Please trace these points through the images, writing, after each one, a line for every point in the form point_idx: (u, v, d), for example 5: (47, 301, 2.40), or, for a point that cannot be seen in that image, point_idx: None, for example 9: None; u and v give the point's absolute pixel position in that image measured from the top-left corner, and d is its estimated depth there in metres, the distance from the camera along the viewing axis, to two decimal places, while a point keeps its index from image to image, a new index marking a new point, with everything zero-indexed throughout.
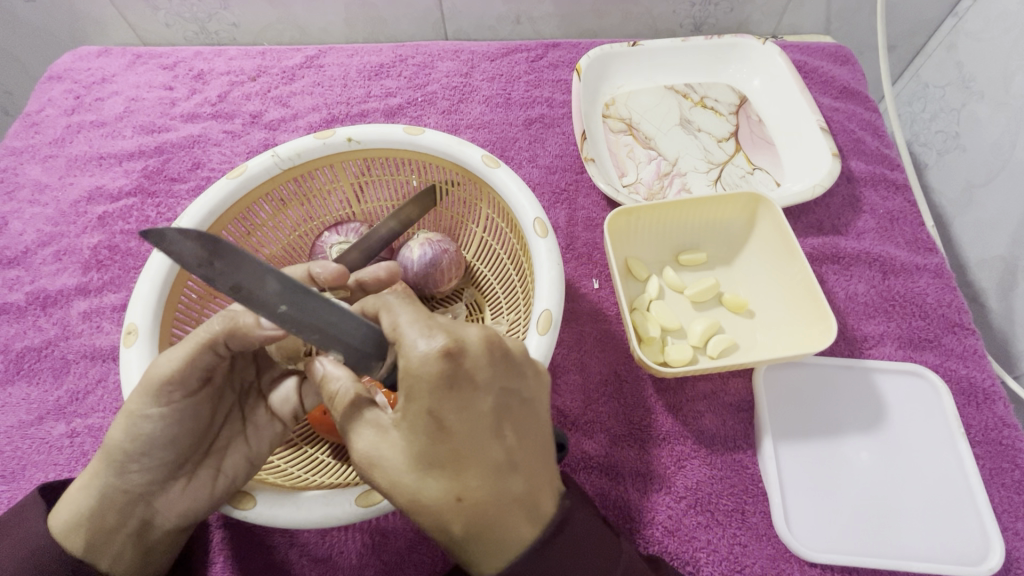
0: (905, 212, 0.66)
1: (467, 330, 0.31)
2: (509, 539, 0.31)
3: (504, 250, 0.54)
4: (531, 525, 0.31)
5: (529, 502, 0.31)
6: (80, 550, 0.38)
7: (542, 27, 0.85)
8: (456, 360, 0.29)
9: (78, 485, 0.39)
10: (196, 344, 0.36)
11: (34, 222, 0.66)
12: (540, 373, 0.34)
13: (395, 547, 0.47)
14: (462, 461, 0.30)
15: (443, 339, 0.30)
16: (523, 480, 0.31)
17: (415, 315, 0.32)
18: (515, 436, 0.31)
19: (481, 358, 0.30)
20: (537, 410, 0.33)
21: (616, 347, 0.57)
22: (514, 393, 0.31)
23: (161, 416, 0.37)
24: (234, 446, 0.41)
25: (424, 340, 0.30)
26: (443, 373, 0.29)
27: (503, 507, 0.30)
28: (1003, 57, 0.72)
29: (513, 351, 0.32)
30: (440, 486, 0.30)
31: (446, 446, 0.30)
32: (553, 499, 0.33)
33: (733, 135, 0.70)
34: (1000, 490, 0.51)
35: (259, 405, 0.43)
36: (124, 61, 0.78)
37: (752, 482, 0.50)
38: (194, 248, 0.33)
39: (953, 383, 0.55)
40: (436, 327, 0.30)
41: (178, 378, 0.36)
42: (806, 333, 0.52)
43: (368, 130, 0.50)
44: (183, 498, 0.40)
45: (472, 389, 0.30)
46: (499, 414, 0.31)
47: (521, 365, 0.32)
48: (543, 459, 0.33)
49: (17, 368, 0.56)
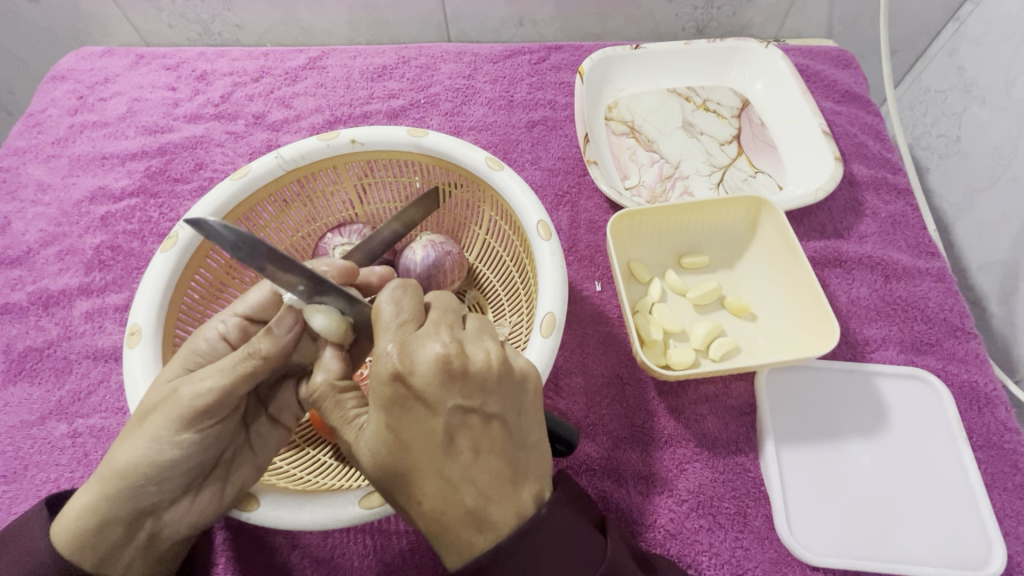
0: (907, 216, 0.66)
1: (425, 348, 0.31)
2: (461, 547, 0.31)
3: (506, 252, 0.54)
4: (483, 537, 0.30)
5: (481, 517, 0.30)
6: (91, 564, 0.38)
7: (544, 30, 0.85)
8: (405, 380, 0.31)
9: (81, 498, 0.38)
10: (237, 375, 0.36)
11: (36, 222, 0.66)
12: (516, 385, 0.32)
13: (396, 549, 0.47)
14: (416, 471, 0.31)
15: (396, 358, 0.31)
16: (475, 494, 0.30)
17: (392, 317, 0.33)
18: (473, 451, 0.31)
19: (431, 382, 0.30)
20: (506, 424, 0.31)
21: (618, 349, 0.57)
22: (472, 410, 0.31)
23: (185, 444, 0.37)
24: (240, 458, 0.40)
25: (386, 351, 0.31)
26: (395, 389, 0.31)
27: (452, 515, 0.30)
28: (1004, 62, 0.72)
29: (478, 372, 0.31)
30: (406, 492, 0.32)
31: (403, 457, 0.31)
32: (512, 509, 0.30)
33: (735, 138, 0.70)
34: (1001, 495, 0.51)
35: (261, 414, 0.42)
36: (127, 61, 0.78)
37: (754, 486, 0.50)
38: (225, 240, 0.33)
39: (954, 388, 0.56)
40: (397, 342, 0.32)
41: (209, 407, 0.36)
42: (808, 337, 0.52)
43: (372, 132, 0.50)
44: (190, 513, 0.40)
45: (423, 408, 0.31)
46: (454, 430, 0.31)
47: (483, 383, 0.31)
48: (507, 472, 0.31)
49: (18, 368, 0.56)
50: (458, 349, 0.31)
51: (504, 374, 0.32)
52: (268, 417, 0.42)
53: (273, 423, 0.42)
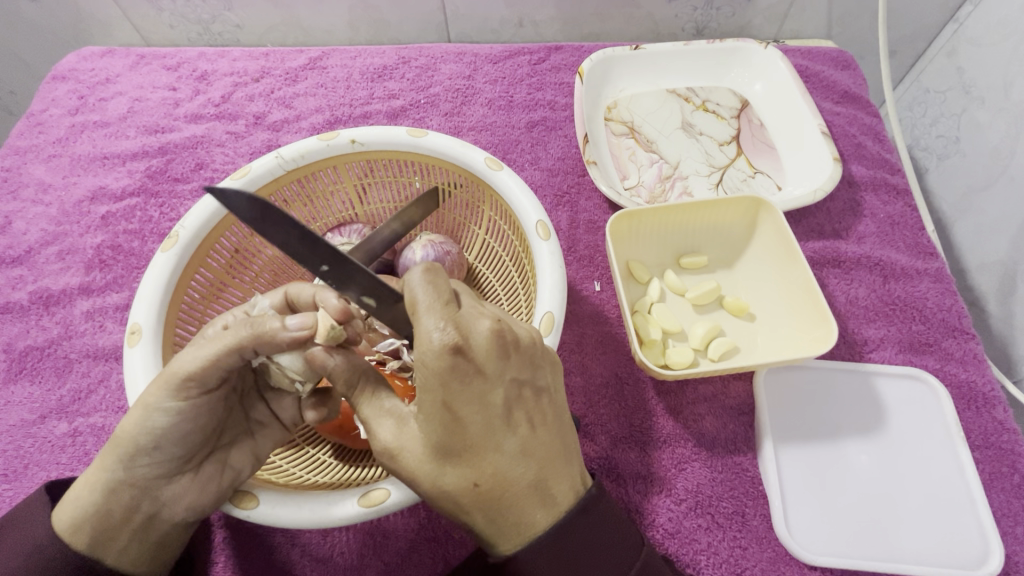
0: (905, 217, 0.66)
1: (477, 321, 0.30)
2: (523, 522, 0.33)
3: (505, 251, 0.55)
4: (544, 509, 0.33)
5: (543, 489, 0.33)
6: (84, 548, 0.38)
7: (543, 30, 0.85)
8: (465, 354, 0.29)
9: (81, 485, 0.39)
10: (224, 346, 0.35)
11: (37, 222, 0.66)
12: (551, 361, 0.34)
13: (395, 548, 0.47)
14: (475, 448, 0.31)
15: (453, 333, 0.29)
16: (536, 467, 0.32)
17: (432, 298, 0.30)
18: (529, 424, 0.32)
19: (492, 353, 0.30)
20: (550, 396, 0.34)
21: (616, 349, 0.57)
22: (526, 383, 0.32)
23: (177, 412, 0.36)
24: (238, 440, 0.41)
25: (438, 330, 0.29)
26: (455, 369, 0.29)
27: (517, 492, 0.32)
28: (1004, 63, 0.72)
29: (526, 343, 0.32)
30: (459, 474, 0.32)
31: (460, 435, 0.31)
32: (565, 484, 0.34)
33: (735, 139, 0.71)
34: (999, 494, 0.51)
35: (258, 403, 0.43)
36: (128, 62, 0.78)
37: (753, 485, 0.50)
38: (247, 209, 0.32)
39: (953, 388, 0.56)
40: (449, 317, 0.30)
41: (198, 377, 0.35)
42: (807, 338, 0.52)
43: (372, 132, 0.51)
44: (187, 491, 0.39)
45: (484, 382, 0.30)
46: (512, 402, 0.32)
47: (530, 355, 0.32)
48: (557, 445, 0.34)
49: (19, 367, 0.57)
50: (507, 324, 0.31)
51: (543, 348, 0.34)
52: (267, 410, 0.43)
53: (271, 414, 0.43)
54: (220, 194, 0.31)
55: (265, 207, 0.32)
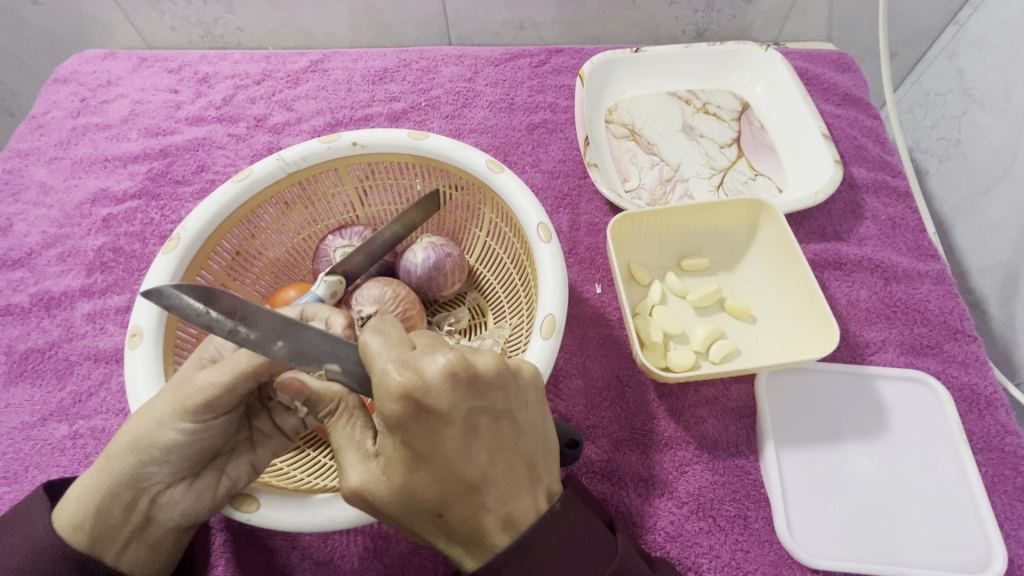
0: (906, 218, 0.66)
1: (430, 361, 0.29)
2: (486, 546, 0.32)
3: (506, 253, 0.55)
4: (505, 532, 0.32)
5: (507, 514, 0.32)
6: (83, 547, 0.38)
7: (544, 32, 0.85)
8: (416, 394, 0.29)
9: (83, 483, 0.39)
10: (239, 370, 0.36)
11: (39, 223, 0.66)
12: (519, 382, 0.32)
13: (395, 551, 0.47)
14: (435, 481, 0.31)
15: (400, 375, 0.29)
16: (497, 493, 0.31)
17: (386, 342, 0.31)
18: (489, 451, 0.31)
19: (443, 389, 0.29)
20: (513, 420, 0.32)
21: (618, 352, 0.57)
22: (484, 411, 0.31)
23: (190, 431, 0.36)
24: (238, 451, 0.40)
25: (387, 372, 0.29)
26: (407, 407, 0.29)
27: (476, 517, 0.31)
28: (1005, 65, 0.72)
29: (485, 374, 0.30)
30: (420, 507, 0.31)
31: (419, 470, 0.30)
32: (531, 504, 0.32)
33: (736, 141, 0.71)
34: (1002, 497, 0.51)
35: (263, 413, 0.42)
36: (130, 64, 0.79)
37: (754, 488, 0.50)
38: (192, 304, 0.36)
39: (955, 391, 0.56)
40: (398, 360, 0.30)
41: (213, 401, 0.36)
42: (809, 341, 0.51)
43: (373, 135, 0.51)
44: (183, 499, 0.39)
45: (438, 420, 0.29)
46: (471, 436, 0.30)
47: (492, 385, 0.30)
48: (521, 468, 0.32)
49: (20, 369, 0.57)
50: (461, 356, 0.30)
51: (509, 375, 0.31)
52: (270, 420, 0.42)
53: (273, 424, 0.42)
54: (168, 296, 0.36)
55: (205, 295, 0.36)
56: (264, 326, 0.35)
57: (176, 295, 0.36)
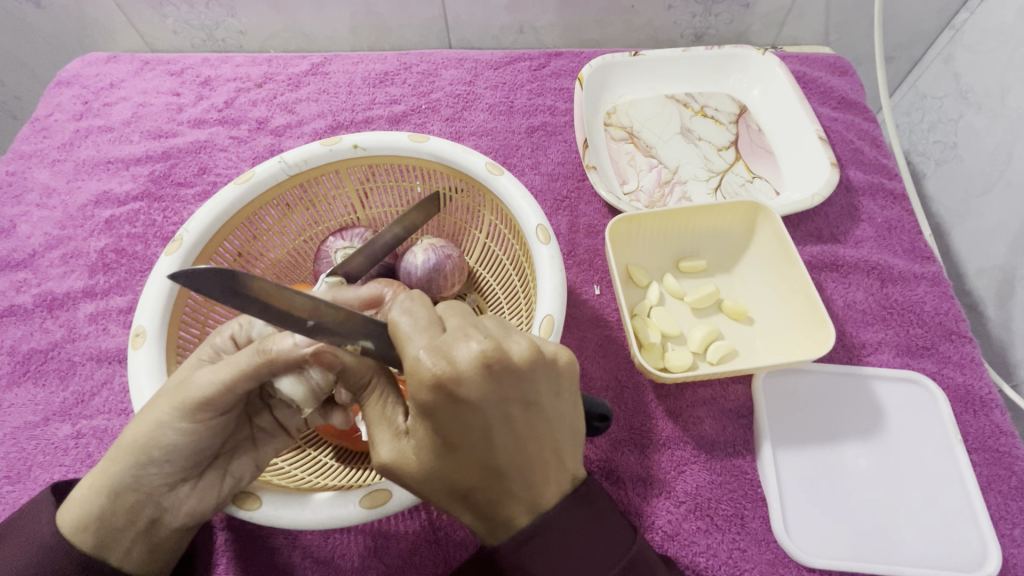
0: (903, 221, 0.67)
1: (460, 350, 0.28)
2: (509, 525, 0.33)
3: (506, 254, 0.55)
4: (528, 514, 0.33)
5: (531, 496, 0.32)
6: (88, 548, 0.38)
7: (543, 37, 0.86)
8: (447, 383, 0.28)
9: (86, 485, 0.39)
10: (239, 370, 0.35)
11: (41, 225, 0.66)
12: (554, 373, 0.31)
13: (396, 549, 0.48)
14: (461, 462, 0.31)
15: (431, 363, 0.28)
16: (523, 478, 0.32)
17: (420, 325, 0.30)
18: (519, 441, 0.31)
19: (474, 381, 0.28)
20: (544, 410, 0.31)
21: (616, 352, 0.57)
22: (516, 403, 0.30)
23: (191, 430, 0.37)
24: (241, 449, 0.41)
25: (418, 358, 0.29)
26: (438, 396, 0.28)
27: (502, 500, 0.32)
28: (1000, 69, 0.73)
29: (517, 364, 0.29)
30: (448, 486, 0.32)
31: (446, 450, 0.31)
32: (555, 488, 0.33)
33: (733, 143, 0.71)
34: (997, 497, 0.51)
35: (263, 411, 0.42)
36: (132, 67, 0.79)
37: (751, 488, 0.51)
38: (215, 283, 0.33)
39: (951, 391, 0.56)
40: (430, 347, 0.29)
41: (213, 403, 0.36)
42: (806, 342, 0.52)
43: (374, 138, 0.51)
44: (189, 499, 0.40)
45: (468, 411, 0.29)
46: (502, 426, 0.30)
47: (526, 377, 0.29)
48: (548, 454, 0.32)
49: (23, 369, 0.57)
50: (496, 346, 0.29)
51: (541, 364, 0.30)
52: (271, 418, 0.42)
53: (274, 421, 0.42)
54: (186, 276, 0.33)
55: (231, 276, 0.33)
56: (301, 302, 0.34)
57: (195, 274, 0.33)
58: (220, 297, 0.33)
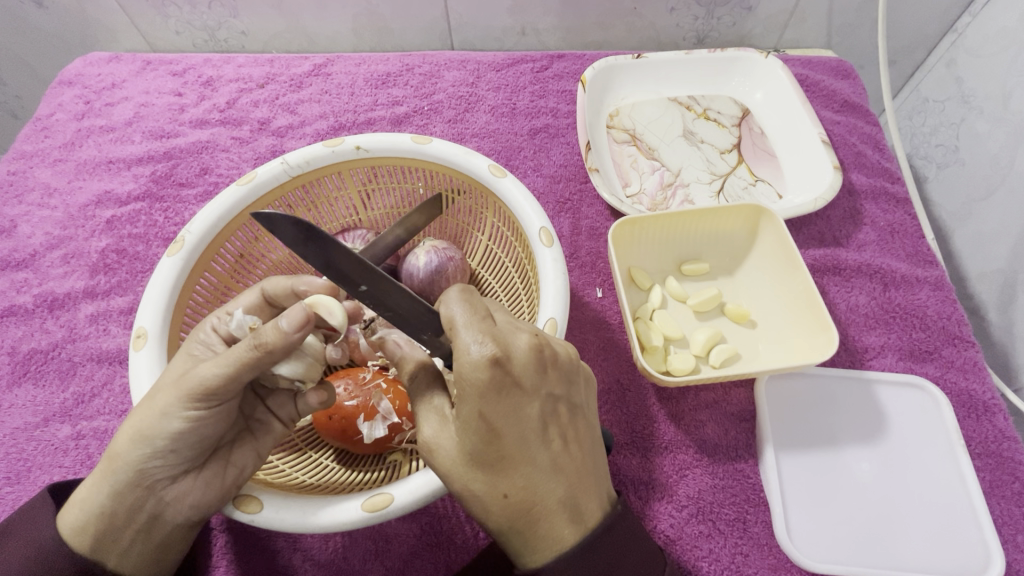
0: (905, 225, 0.67)
1: (516, 337, 0.33)
2: (552, 540, 0.33)
3: (509, 258, 0.55)
4: (573, 527, 0.33)
5: (575, 507, 0.34)
6: (86, 550, 0.38)
7: (546, 38, 0.86)
8: (505, 365, 0.32)
9: (88, 486, 0.39)
10: (238, 360, 0.35)
11: (43, 225, 0.66)
12: (585, 379, 0.37)
13: (397, 553, 0.47)
14: (507, 460, 0.32)
15: (492, 346, 0.31)
16: (566, 484, 0.33)
17: (471, 314, 0.33)
18: (562, 440, 0.34)
19: (529, 365, 0.32)
20: (583, 415, 0.36)
21: (618, 355, 0.57)
22: (561, 398, 0.35)
23: (196, 420, 0.37)
24: (240, 440, 0.41)
25: (476, 343, 0.32)
26: (495, 377, 0.31)
27: (546, 508, 0.33)
28: (1003, 74, 0.73)
29: (559, 356, 0.35)
30: (489, 485, 0.33)
31: (495, 446, 0.32)
32: (597, 503, 0.35)
33: (736, 147, 0.71)
34: (1000, 502, 0.51)
35: (258, 403, 0.42)
36: (134, 67, 0.79)
37: (753, 492, 0.50)
38: (292, 230, 0.36)
39: (953, 396, 0.56)
40: (488, 332, 0.32)
41: (216, 392, 0.36)
42: (809, 345, 0.52)
43: (376, 139, 0.51)
44: (192, 491, 0.39)
45: (522, 396, 0.32)
46: (549, 418, 0.34)
47: (567, 371, 0.35)
48: (589, 463, 0.35)
49: (23, 369, 0.57)
50: (544, 338, 0.34)
51: (578, 365, 0.36)
52: (265, 408, 0.42)
53: (268, 411, 0.42)
54: (270, 220, 0.36)
55: (307, 227, 0.36)
56: (359, 265, 0.36)
57: (279, 219, 0.36)
58: (294, 243, 0.36)
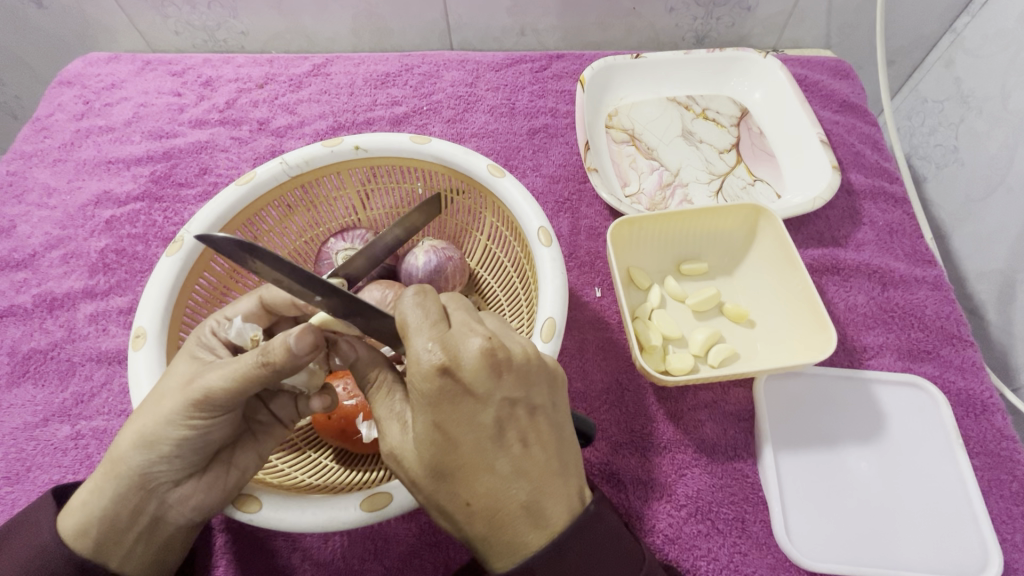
0: (904, 225, 0.67)
1: (467, 342, 0.31)
2: (517, 546, 0.33)
3: (508, 258, 0.55)
4: (536, 532, 0.33)
5: (537, 512, 0.33)
6: (88, 551, 0.38)
7: (545, 38, 0.86)
8: (453, 373, 0.31)
9: (89, 488, 0.39)
10: (245, 370, 0.35)
11: (42, 225, 0.66)
12: (553, 381, 0.35)
13: (396, 552, 0.47)
14: (463, 468, 0.33)
15: (440, 353, 0.31)
16: (530, 489, 0.33)
17: (422, 318, 0.33)
18: (522, 444, 0.33)
19: (479, 372, 0.31)
20: (547, 415, 0.34)
21: (616, 355, 0.57)
22: (522, 403, 0.33)
23: (199, 427, 0.37)
24: (240, 442, 0.41)
25: (427, 350, 0.31)
26: (443, 383, 0.31)
27: (506, 514, 0.33)
28: (1001, 74, 0.73)
29: (515, 358, 0.33)
30: (450, 494, 0.33)
31: (451, 455, 0.32)
32: (560, 506, 0.34)
33: (735, 147, 0.71)
34: (998, 501, 0.51)
35: (259, 406, 0.42)
36: (133, 67, 0.79)
37: (752, 491, 0.51)
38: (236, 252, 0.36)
39: (952, 395, 0.56)
40: (438, 338, 0.31)
41: (222, 401, 0.36)
42: (807, 344, 0.52)
43: (375, 139, 0.51)
44: (195, 494, 0.40)
45: (473, 404, 0.31)
46: (506, 424, 0.33)
47: (524, 373, 0.33)
48: (555, 466, 0.34)
49: (23, 369, 0.57)
50: (499, 341, 0.32)
51: (541, 366, 0.34)
52: (267, 411, 0.42)
53: (269, 414, 0.42)
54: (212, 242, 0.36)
55: (248, 249, 0.35)
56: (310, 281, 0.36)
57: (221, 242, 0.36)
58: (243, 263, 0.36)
